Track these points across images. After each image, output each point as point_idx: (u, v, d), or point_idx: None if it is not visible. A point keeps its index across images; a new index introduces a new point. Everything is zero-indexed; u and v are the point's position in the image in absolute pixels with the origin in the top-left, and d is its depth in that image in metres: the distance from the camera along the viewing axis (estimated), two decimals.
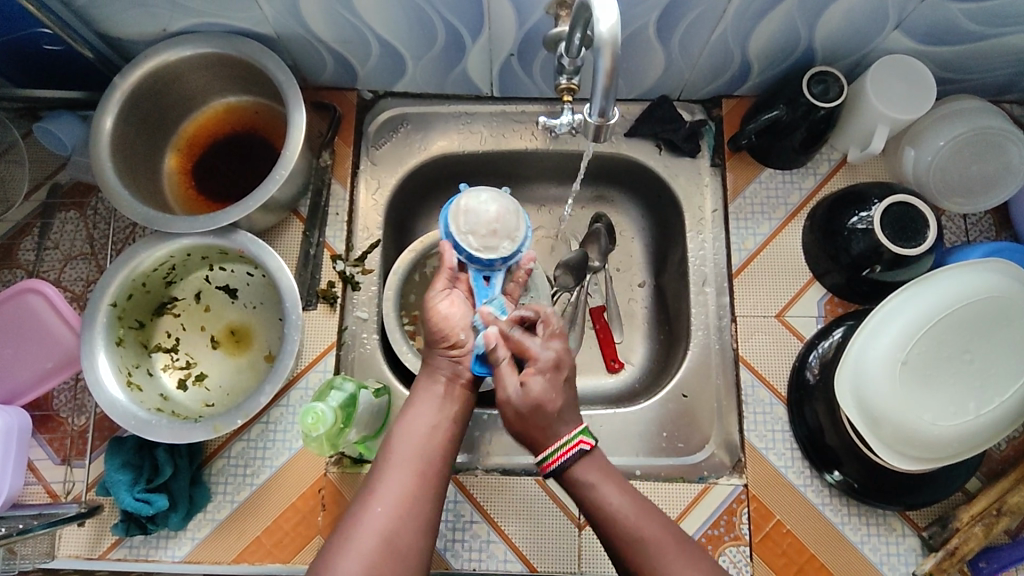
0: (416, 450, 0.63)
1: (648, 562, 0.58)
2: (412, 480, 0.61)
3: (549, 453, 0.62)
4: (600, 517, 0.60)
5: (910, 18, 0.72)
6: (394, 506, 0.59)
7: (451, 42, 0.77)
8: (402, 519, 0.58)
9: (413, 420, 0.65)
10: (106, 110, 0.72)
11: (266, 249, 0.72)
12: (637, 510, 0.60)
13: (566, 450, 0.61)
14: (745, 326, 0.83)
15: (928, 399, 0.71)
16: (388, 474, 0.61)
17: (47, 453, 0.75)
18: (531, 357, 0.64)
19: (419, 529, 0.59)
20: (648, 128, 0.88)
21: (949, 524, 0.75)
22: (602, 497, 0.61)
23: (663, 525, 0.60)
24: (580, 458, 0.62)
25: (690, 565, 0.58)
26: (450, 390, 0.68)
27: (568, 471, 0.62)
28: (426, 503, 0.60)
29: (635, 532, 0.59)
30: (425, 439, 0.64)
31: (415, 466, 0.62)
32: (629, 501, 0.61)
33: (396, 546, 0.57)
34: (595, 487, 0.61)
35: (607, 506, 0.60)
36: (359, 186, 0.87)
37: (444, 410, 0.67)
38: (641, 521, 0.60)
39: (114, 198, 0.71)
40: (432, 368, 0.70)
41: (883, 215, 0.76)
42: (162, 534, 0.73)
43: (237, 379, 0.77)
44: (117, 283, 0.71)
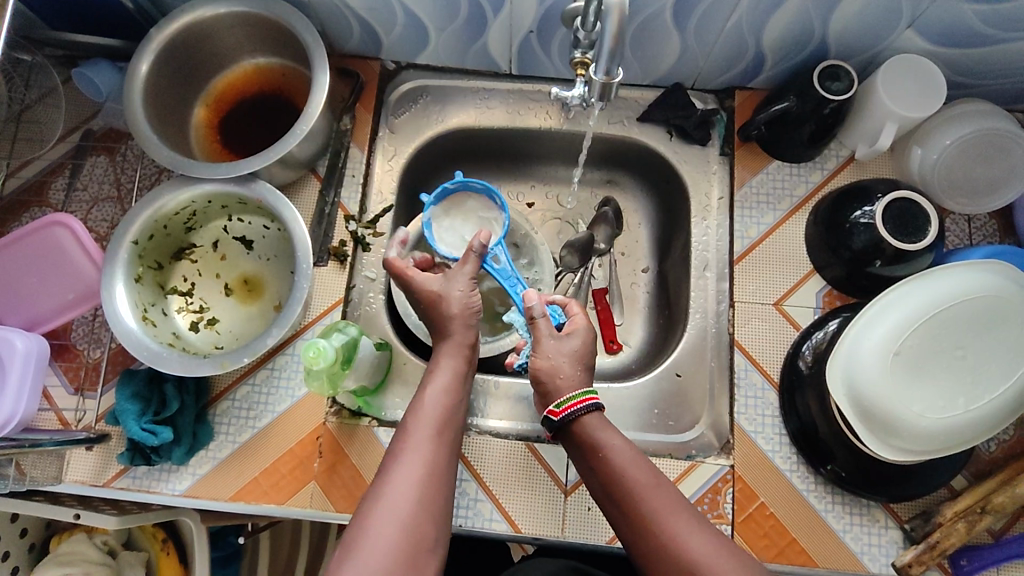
0: (440, 415, 0.64)
1: (646, 506, 0.58)
2: (439, 444, 0.62)
3: (564, 399, 0.65)
4: (600, 464, 0.62)
5: (924, 16, 0.73)
6: (425, 470, 0.59)
7: (473, 15, 0.80)
8: (434, 482, 0.59)
9: (435, 389, 0.66)
10: (141, 58, 0.76)
11: (283, 200, 0.75)
12: (638, 463, 0.61)
13: (581, 399, 0.65)
14: (743, 311, 0.84)
15: (918, 392, 0.72)
16: (416, 438, 0.62)
17: (61, 382, 0.78)
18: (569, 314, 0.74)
19: (448, 493, 0.60)
20: (661, 113, 0.90)
21: (932, 518, 0.76)
22: (603, 444, 0.63)
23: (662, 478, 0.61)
24: (591, 411, 0.65)
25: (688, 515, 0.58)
26: (468, 363, 0.70)
27: (578, 420, 0.65)
28: (450, 468, 0.61)
29: (636, 477, 0.60)
30: (449, 409, 0.65)
31: (441, 433, 0.63)
32: (632, 455, 0.62)
33: (431, 507, 0.57)
34: (600, 438, 0.63)
35: (608, 450, 0.62)
36: (376, 152, 0.89)
37: (461, 380, 0.68)
38: (635, 469, 0.61)
39: (144, 142, 0.75)
40: (449, 338, 0.71)
41: (884, 210, 0.77)
42: (165, 468, 0.77)
43: (247, 325, 0.80)
44: (140, 222, 0.74)
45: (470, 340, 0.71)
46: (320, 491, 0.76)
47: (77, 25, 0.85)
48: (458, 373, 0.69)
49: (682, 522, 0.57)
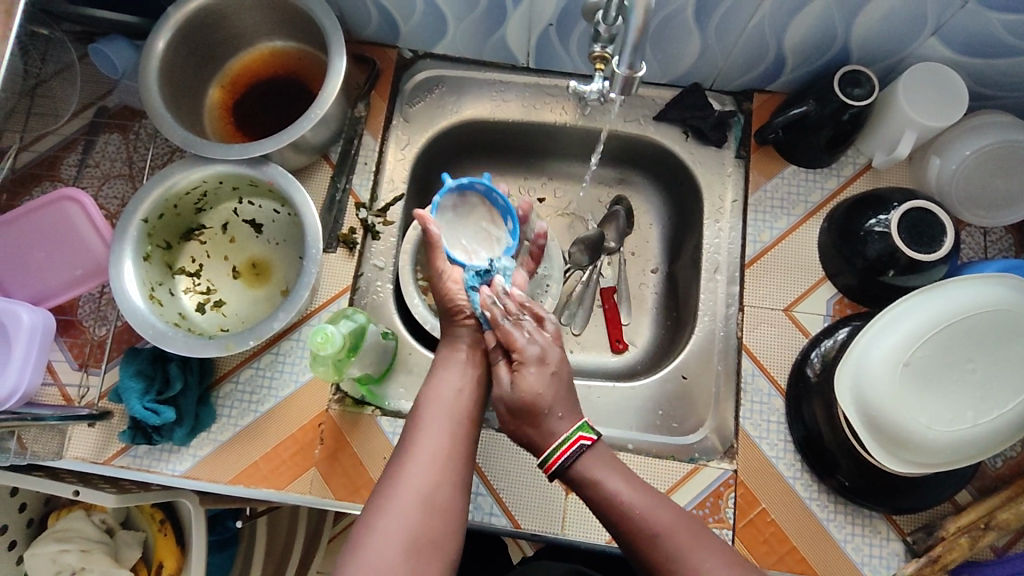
0: (447, 410, 0.65)
1: (663, 551, 0.57)
2: (447, 439, 0.63)
3: (548, 453, 0.62)
4: (610, 514, 0.60)
5: (949, 24, 0.72)
6: (432, 465, 0.61)
7: (493, 6, 0.79)
8: (442, 475, 0.60)
9: (441, 385, 0.68)
10: (159, 35, 0.75)
11: (294, 183, 0.74)
12: (648, 501, 0.60)
13: (567, 446, 0.62)
14: (752, 315, 0.84)
15: (926, 403, 0.71)
16: (424, 433, 0.63)
17: (66, 357, 0.78)
18: (518, 351, 0.66)
19: (459, 486, 0.61)
20: (677, 113, 0.89)
21: (934, 532, 0.75)
22: (609, 490, 0.60)
23: (672, 510, 0.60)
24: (584, 453, 0.62)
25: (709, 548, 0.57)
26: (478, 359, 0.71)
27: (571, 468, 0.62)
28: (461, 461, 0.62)
29: (646, 525, 0.58)
30: (454, 401, 0.66)
31: (449, 427, 0.64)
32: (638, 492, 0.60)
33: (437, 503, 0.58)
34: (603, 485, 0.61)
35: (613, 497, 0.60)
36: (390, 141, 0.89)
37: (471, 372, 0.69)
38: (650, 510, 0.59)
39: (158, 120, 0.74)
40: (453, 338, 0.73)
41: (900, 219, 0.76)
42: (165, 448, 0.76)
43: (253, 309, 0.80)
44: (151, 200, 0.73)
45: (478, 342, 0.72)
46: (321, 477, 0.76)
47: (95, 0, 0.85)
48: (468, 369, 0.70)
49: (702, 556, 0.56)
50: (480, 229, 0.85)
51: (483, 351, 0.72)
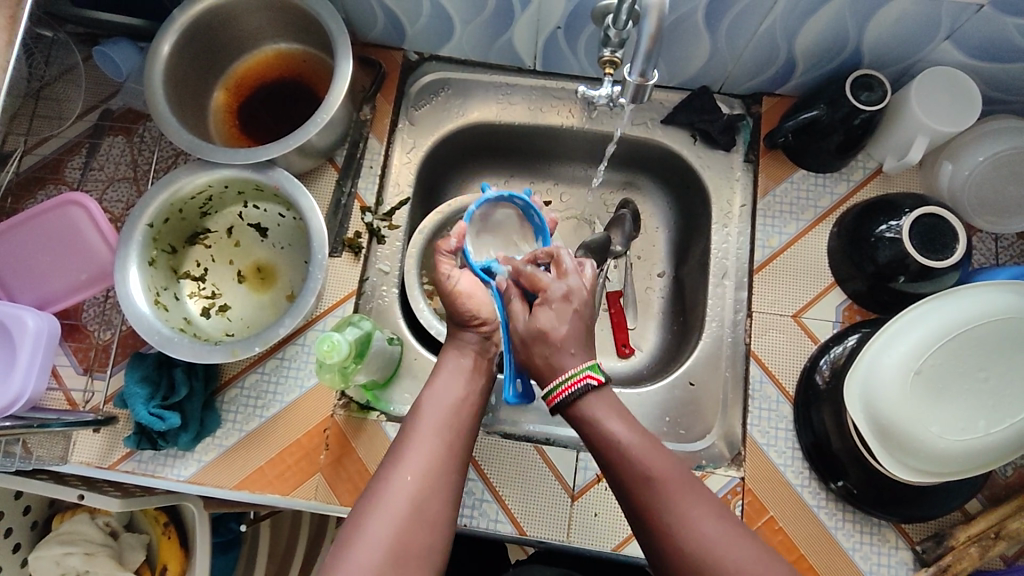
0: (440, 418, 0.63)
1: (654, 496, 0.55)
2: (439, 448, 0.61)
3: (557, 384, 0.60)
4: (607, 452, 0.58)
5: (963, 29, 0.71)
6: (422, 475, 0.58)
7: (501, 9, 0.78)
8: (431, 486, 0.58)
9: (435, 391, 0.65)
10: (164, 38, 0.75)
11: (300, 188, 0.74)
12: (644, 446, 0.57)
13: (575, 380, 0.59)
14: (760, 322, 0.83)
15: (937, 412, 0.70)
16: (416, 441, 0.61)
17: (70, 362, 0.78)
18: (544, 291, 0.64)
19: (448, 497, 0.58)
20: (686, 116, 0.88)
21: (944, 541, 0.75)
22: (608, 429, 0.58)
23: (668, 456, 0.58)
24: (586, 393, 0.59)
25: (702, 501, 0.56)
26: (473, 365, 0.69)
27: (577, 405, 0.60)
28: (452, 472, 0.60)
29: (639, 466, 0.56)
30: (454, 407, 0.64)
31: (442, 436, 0.62)
32: (635, 432, 0.58)
33: (424, 515, 0.56)
34: (604, 428, 0.58)
35: (613, 437, 0.58)
36: (395, 144, 0.88)
37: (465, 378, 0.67)
38: (650, 458, 0.57)
39: (162, 124, 0.74)
40: (460, 343, 0.71)
41: (911, 226, 0.76)
42: (170, 453, 0.76)
43: (258, 313, 0.80)
44: (156, 205, 0.73)
45: (475, 346, 0.70)
46: (326, 483, 0.76)
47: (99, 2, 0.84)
48: (462, 374, 0.68)
49: (692, 508, 0.55)
50: (508, 240, 0.82)
51: (478, 355, 0.70)
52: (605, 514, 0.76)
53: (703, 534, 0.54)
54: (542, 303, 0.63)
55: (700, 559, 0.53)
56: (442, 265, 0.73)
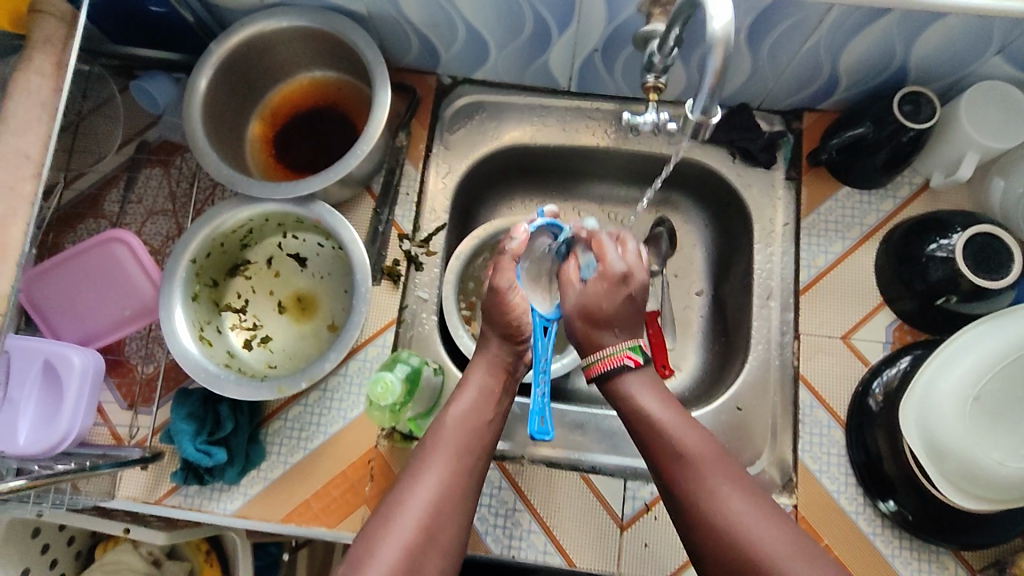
0: (462, 439, 0.61)
1: (686, 474, 0.58)
2: (457, 469, 0.59)
3: (591, 359, 0.63)
4: (643, 430, 0.61)
5: (1016, 43, 0.69)
6: (438, 497, 0.57)
7: (538, 32, 0.77)
8: (445, 511, 0.57)
9: (461, 410, 0.63)
10: (202, 72, 0.75)
11: (342, 220, 0.73)
12: (679, 424, 0.60)
13: (612, 358, 0.62)
14: (808, 344, 0.81)
15: (998, 438, 0.68)
16: (433, 459, 0.59)
17: (114, 397, 0.78)
18: (604, 264, 0.64)
19: (459, 526, 0.57)
20: (725, 134, 0.87)
21: (1006, 569, 0.73)
22: (643, 407, 0.61)
23: (703, 438, 0.60)
24: (625, 372, 0.62)
25: (732, 480, 0.57)
26: (502, 383, 0.67)
27: (613, 379, 0.63)
28: (466, 498, 0.59)
29: (672, 442, 0.59)
30: (474, 432, 0.62)
31: (463, 458, 0.60)
32: (672, 413, 0.61)
33: (434, 539, 0.55)
34: (638, 399, 0.62)
35: (649, 415, 0.60)
36: (431, 169, 0.88)
37: (493, 400, 0.65)
38: (682, 434, 0.59)
39: (203, 158, 0.74)
40: (491, 356, 0.68)
41: (965, 244, 0.74)
42: (217, 486, 0.76)
43: (300, 345, 0.79)
44: (198, 240, 0.73)
45: (507, 360, 0.67)
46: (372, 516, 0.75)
47: (134, 36, 0.84)
48: (489, 393, 0.65)
49: (720, 484, 0.57)
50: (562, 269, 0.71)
51: (507, 373, 0.67)
52: (656, 544, 0.75)
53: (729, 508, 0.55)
54: (598, 275, 0.64)
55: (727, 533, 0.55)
56: (505, 271, 0.67)
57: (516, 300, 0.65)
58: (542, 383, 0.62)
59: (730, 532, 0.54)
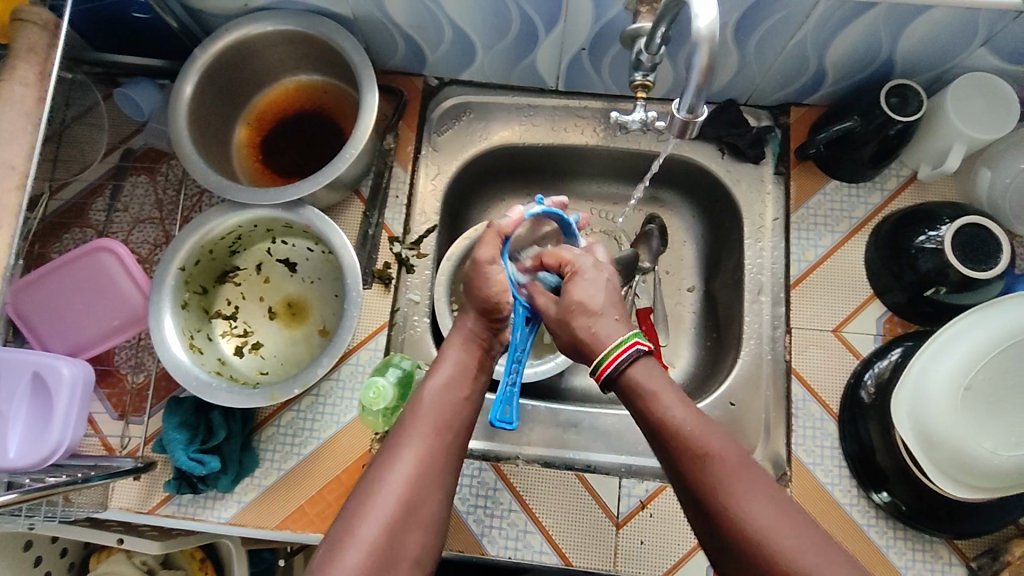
0: (438, 414, 0.60)
1: (708, 481, 0.52)
2: (434, 446, 0.58)
3: (607, 352, 0.58)
4: (659, 433, 0.55)
5: (1001, 35, 0.70)
6: (415, 475, 0.56)
7: (524, 32, 0.77)
8: (424, 486, 0.56)
9: (438, 385, 0.62)
10: (187, 79, 0.74)
11: (331, 225, 0.73)
12: (698, 426, 0.54)
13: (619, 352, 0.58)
14: (799, 338, 0.82)
15: (989, 427, 0.69)
16: (410, 438, 0.58)
17: (105, 407, 0.78)
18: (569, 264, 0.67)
19: (440, 500, 0.56)
20: (713, 131, 0.87)
21: (1000, 557, 0.73)
22: (660, 408, 0.55)
23: (726, 439, 0.55)
24: (637, 361, 0.58)
25: (762, 485, 0.52)
26: (477, 357, 0.66)
27: (624, 375, 0.58)
28: (445, 472, 0.58)
29: (690, 443, 0.54)
30: (453, 407, 0.61)
31: (440, 434, 0.59)
32: (690, 414, 0.55)
33: (414, 518, 0.54)
34: (654, 398, 0.56)
35: (665, 417, 0.55)
36: (420, 171, 0.87)
37: (470, 374, 0.64)
38: (702, 436, 0.54)
39: (191, 166, 0.73)
40: (466, 330, 0.67)
41: (954, 235, 0.74)
42: (210, 495, 0.76)
43: (292, 350, 0.79)
44: (187, 247, 0.72)
45: (482, 336, 0.67)
46: None
47: (117, 43, 0.83)
48: (467, 366, 0.65)
49: (747, 491, 0.52)
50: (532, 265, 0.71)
51: (483, 348, 0.67)
52: (652, 541, 0.76)
53: (759, 518, 0.50)
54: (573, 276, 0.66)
55: (758, 545, 0.49)
56: (488, 244, 0.66)
57: (499, 274, 0.65)
58: (512, 372, 0.66)
59: (762, 547, 0.49)
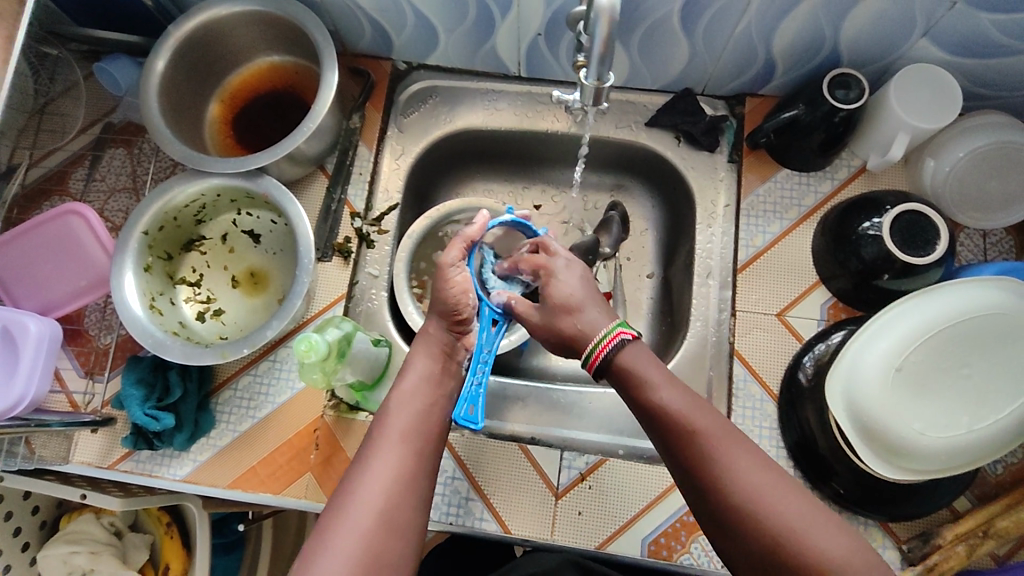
0: (407, 423, 0.61)
1: (699, 453, 0.54)
2: (408, 455, 0.59)
3: (591, 348, 0.60)
4: (650, 414, 0.57)
5: (939, 26, 0.71)
6: (391, 483, 0.57)
7: (482, 17, 0.80)
8: (399, 493, 0.56)
9: (403, 396, 0.63)
10: (158, 54, 0.78)
11: (287, 195, 0.76)
12: (689, 405, 0.56)
13: (606, 342, 0.59)
14: (744, 320, 0.83)
15: (918, 408, 0.70)
16: (383, 449, 0.59)
17: (72, 364, 0.81)
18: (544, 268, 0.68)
19: (415, 504, 0.57)
20: (669, 118, 0.89)
21: (931, 540, 0.75)
22: (649, 390, 0.57)
23: (713, 414, 0.56)
24: (625, 348, 0.60)
25: (751, 453, 0.54)
26: (441, 364, 0.67)
27: (617, 363, 0.59)
28: (420, 477, 0.59)
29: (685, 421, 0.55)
30: (419, 416, 0.62)
31: (411, 441, 0.60)
32: (678, 396, 0.57)
33: (394, 524, 0.55)
34: (644, 379, 0.58)
35: (655, 399, 0.57)
36: (384, 151, 0.91)
37: (434, 381, 0.65)
38: (694, 414, 0.56)
39: (157, 136, 0.77)
40: (429, 340, 0.69)
41: (892, 223, 0.76)
42: (167, 453, 0.79)
43: (251, 317, 0.82)
44: (151, 213, 0.76)
45: (444, 343, 0.68)
46: (315, 483, 0.77)
47: (99, 21, 0.88)
48: (432, 377, 0.66)
49: (741, 462, 0.53)
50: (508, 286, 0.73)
51: (445, 355, 0.68)
52: (590, 512, 0.78)
53: (750, 483, 0.52)
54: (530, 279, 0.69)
55: (747, 510, 0.51)
56: (453, 249, 0.70)
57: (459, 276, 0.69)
58: (479, 372, 0.67)
59: (755, 511, 0.51)
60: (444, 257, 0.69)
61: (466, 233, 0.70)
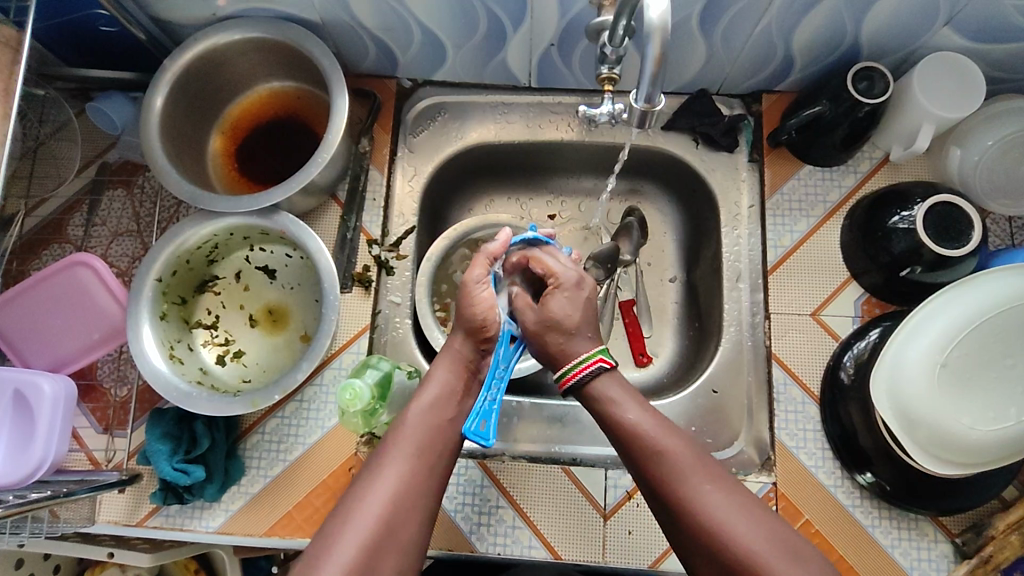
0: (422, 437, 0.59)
1: (664, 474, 0.56)
2: (417, 471, 0.57)
3: (564, 370, 0.63)
4: (622, 438, 0.59)
5: (962, 14, 0.70)
6: (396, 498, 0.55)
7: (493, 31, 0.77)
8: (407, 507, 0.55)
9: (420, 408, 0.62)
10: (156, 91, 0.74)
11: (306, 230, 0.73)
12: (656, 427, 0.59)
13: (583, 366, 0.62)
14: (778, 323, 0.82)
15: (965, 403, 0.69)
16: (392, 460, 0.57)
17: (90, 422, 0.78)
18: (556, 278, 0.67)
19: (419, 524, 0.55)
20: (686, 121, 0.87)
21: (984, 531, 0.74)
22: (619, 415, 0.60)
23: (681, 438, 0.59)
24: (600, 375, 0.62)
25: (712, 477, 0.56)
26: (463, 381, 0.65)
27: (587, 387, 0.62)
28: (428, 494, 0.57)
29: (653, 445, 0.58)
30: (434, 430, 0.60)
31: (422, 457, 0.58)
32: (649, 420, 0.59)
33: (393, 538, 0.53)
34: (613, 403, 0.61)
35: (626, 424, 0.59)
36: (396, 173, 0.88)
37: (455, 398, 0.63)
38: (660, 435, 0.58)
39: (163, 177, 0.73)
40: (453, 350, 0.67)
41: (926, 214, 0.74)
42: (198, 505, 0.75)
43: (274, 357, 0.79)
44: (163, 258, 0.73)
45: (468, 358, 0.66)
46: None
47: (86, 58, 0.83)
48: (451, 391, 0.64)
49: (699, 484, 0.55)
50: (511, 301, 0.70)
51: (468, 371, 0.66)
52: (639, 531, 0.76)
53: (708, 508, 0.54)
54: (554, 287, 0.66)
55: (704, 531, 0.53)
56: (476, 266, 0.68)
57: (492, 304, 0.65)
58: (494, 390, 0.64)
59: (711, 531, 0.53)
60: (469, 275, 0.67)
61: (489, 249, 0.69)
